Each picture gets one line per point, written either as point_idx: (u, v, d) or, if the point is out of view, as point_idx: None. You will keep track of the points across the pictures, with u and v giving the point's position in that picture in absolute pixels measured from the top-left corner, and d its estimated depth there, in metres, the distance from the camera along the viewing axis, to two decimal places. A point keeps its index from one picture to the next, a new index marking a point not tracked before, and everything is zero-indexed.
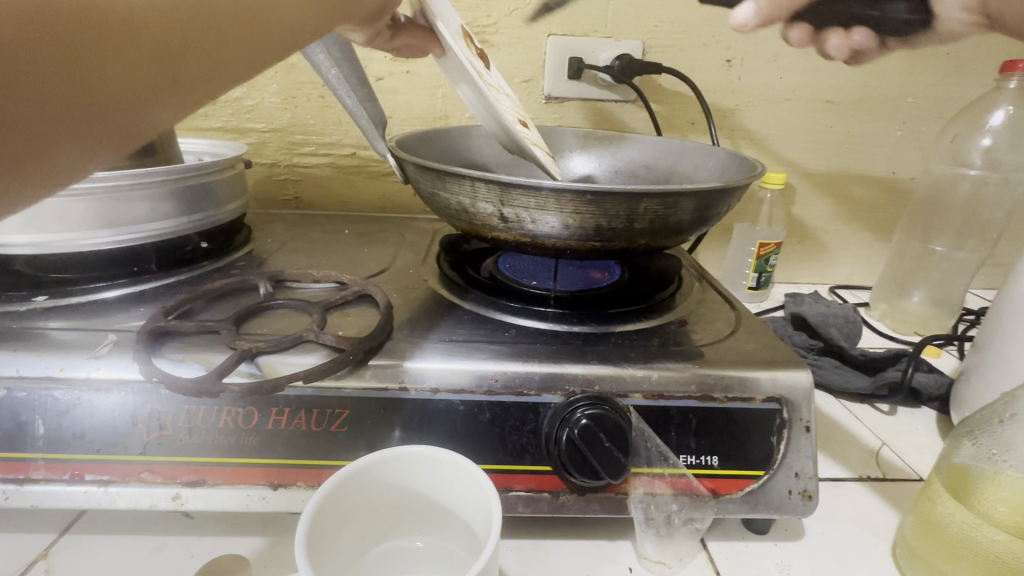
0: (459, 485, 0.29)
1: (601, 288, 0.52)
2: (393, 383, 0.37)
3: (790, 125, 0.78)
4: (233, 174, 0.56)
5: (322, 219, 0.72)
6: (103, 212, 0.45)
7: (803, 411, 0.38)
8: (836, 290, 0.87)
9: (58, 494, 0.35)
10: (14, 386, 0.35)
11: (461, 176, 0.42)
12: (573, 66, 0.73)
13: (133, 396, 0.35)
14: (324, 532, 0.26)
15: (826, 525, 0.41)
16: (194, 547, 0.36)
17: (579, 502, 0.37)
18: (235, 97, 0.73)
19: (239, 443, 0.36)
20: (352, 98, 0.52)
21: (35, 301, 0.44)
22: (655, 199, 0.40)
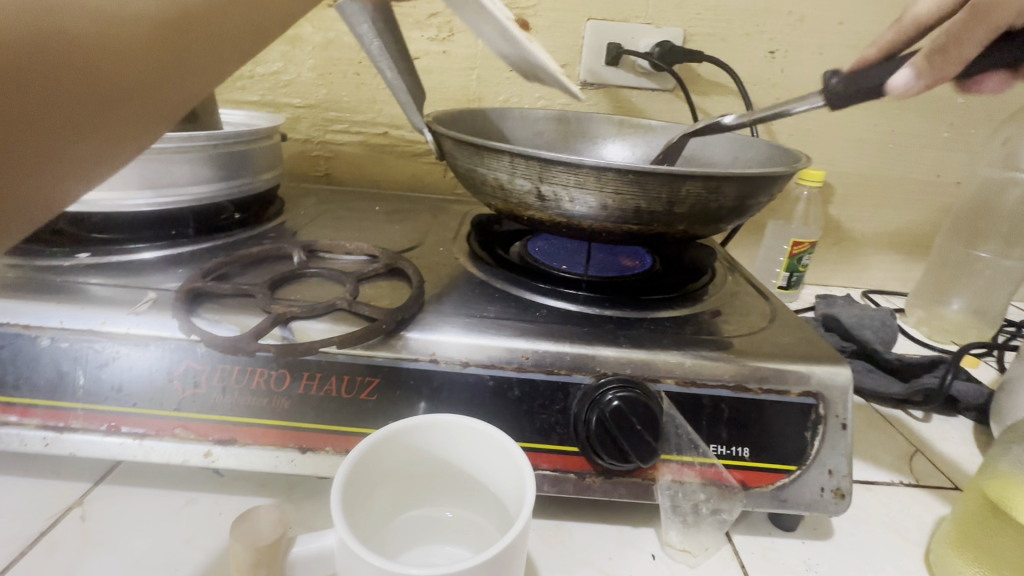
0: (490, 458, 0.28)
1: (632, 275, 0.51)
2: (424, 355, 0.37)
3: (832, 122, 0.76)
4: (270, 144, 0.56)
5: (352, 196, 0.73)
6: (145, 174, 0.46)
7: (840, 408, 0.37)
8: (870, 294, 0.85)
9: (95, 444, 0.36)
10: (58, 336, 0.36)
11: (500, 152, 0.41)
12: (610, 51, 0.72)
13: (170, 353, 0.36)
14: (359, 495, 0.26)
15: (856, 526, 0.40)
16: (223, 504, 0.37)
17: (605, 485, 0.37)
18: (272, 71, 0.74)
19: (270, 405, 0.36)
20: (392, 71, 0.51)
21: (78, 257, 0.45)
22: (698, 181, 0.39)
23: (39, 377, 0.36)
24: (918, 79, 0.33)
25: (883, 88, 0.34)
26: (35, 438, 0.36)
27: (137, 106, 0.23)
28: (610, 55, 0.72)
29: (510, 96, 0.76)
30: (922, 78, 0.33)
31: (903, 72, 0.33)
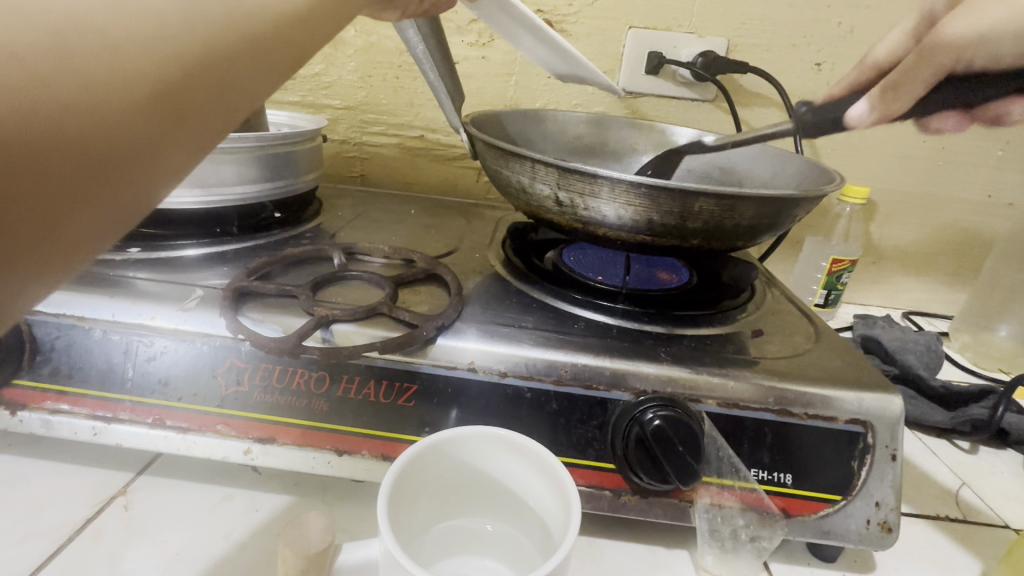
0: (537, 480, 0.28)
1: (669, 289, 0.50)
2: (461, 363, 0.37)
3: (878, 137, 0.74)
4: (313, 146, 0.57)
5: (387, 198, 0.73)
6: (195, 173, 0.47)
7: (888, 439, 0.36)
8: (910, 315, 0.82)
9: (141, 436, 0.37)
10: (109, 329, 0.37)
11: (523, 157, 0.42)
12: (651, 60, 0.71)
13: (215, 350, 0.37)
14: (403, 499, 0.26)
15: (899, 561, 0.39)
16: (259, 502, 0.38)
17: (641, 504, 0.36)
18: (314, 72, 0.75)
19: (309, 406, 0.37)
20: (435, 73, 0.52)
21: (129, 252, 0.47)
22: (713, 199, 0.38)
23: (91, 368, 0.37)
24: (870, 112, 0.39)
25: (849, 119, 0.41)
26: (85, 427, 0.37)
27: (145, 160, 0.18)
28: (651, 63, 0.72)
29: (547, 103, 0.75)
30: (874, 110, 0.39)
31: (861, 105, 0.40)
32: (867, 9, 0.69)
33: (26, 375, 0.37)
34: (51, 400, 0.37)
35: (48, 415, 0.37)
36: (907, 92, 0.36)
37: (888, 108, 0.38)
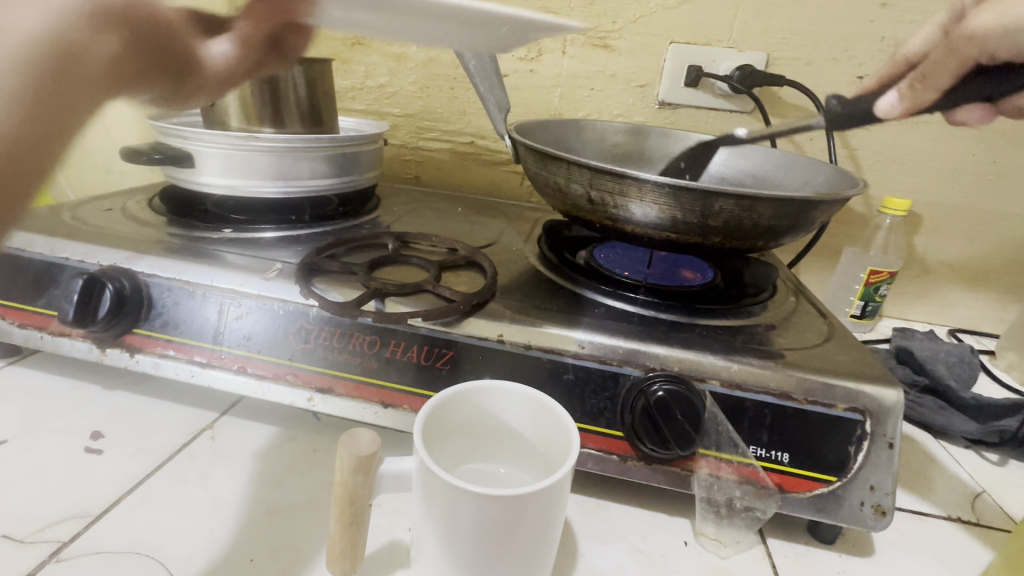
0: (546, 429, 0.33)
1: (692, 286, 0.54)
2: (491, 335, 0.42)
3: (922, 150, 0.74)
4: (376, 148, 0.65)
5: (438, 198, 0.81)
6: (278, 168, 0.56)
7: (888, 427, 0.38)
8: (956, 332, 0.80)
9: (227, 380, 0.45)
10: (208, 291, 0.46)
11: (560, 159, 0.47)
12: (690, 73, 0.75)
13: (290, 313, 0.44)
14: (435, 433, 0.32)
15: (899, 551, 0.40)
16: (316, 443, 0.44)
17: (645, 470, 0.40)
18: (379, 84, 0.84)
19: (362, 363, 0.43)
20: (485, 86, 0.57)
21: (223, 232, 0.56)
22: (732, 199, 0.42)
23: (193, 322, 0.45)
24: (899, 103, 0.36)
25: (871, 114, 0.37)
26: (185, 369, 0.45)
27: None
28: (690, 76, 0.75)
29: (589, 113, 0.80)
30: (903, 103, 0.36)
31: (888, 97, 0.36)
32: (911, 23, 0.70)
33: (143, 325, 0.46)
34: (160, 346, 0.46)
35: (157, 358, 0.46)
36: (935, 83, 0.34)
37: (925, 96, 0.35)
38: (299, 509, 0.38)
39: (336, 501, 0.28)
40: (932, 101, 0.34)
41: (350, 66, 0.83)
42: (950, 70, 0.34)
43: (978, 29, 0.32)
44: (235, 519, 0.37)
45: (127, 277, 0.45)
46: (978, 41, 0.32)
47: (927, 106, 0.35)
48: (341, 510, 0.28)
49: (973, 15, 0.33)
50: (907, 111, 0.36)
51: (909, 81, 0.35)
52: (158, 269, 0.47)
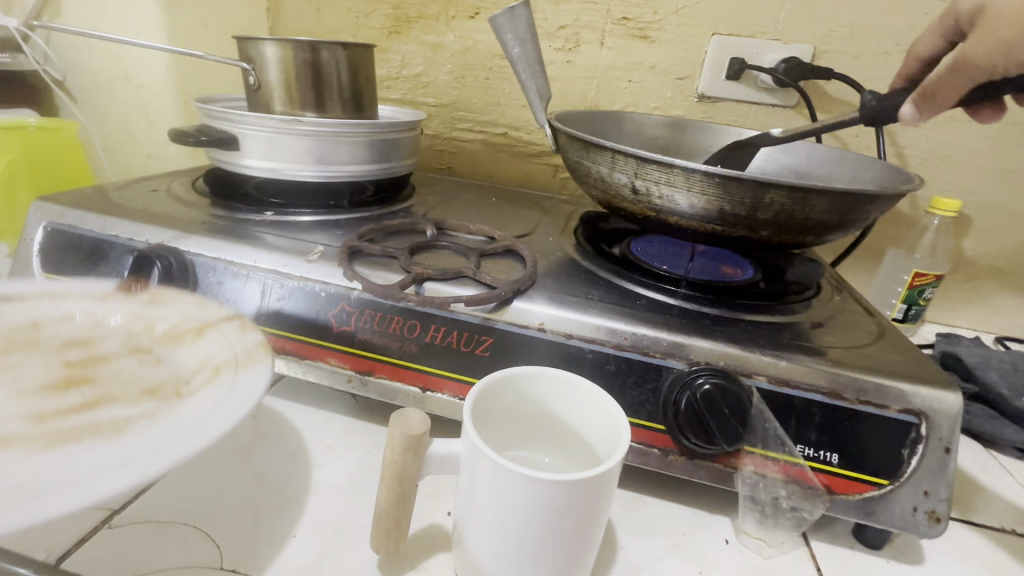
0: (593, 417, 0.32)
1: (734, 280, 0.52)
2: (533, 323, 0.42)
3: (975, 149, 0.71)
4: (413, 136, 0.65)
5: (471, 188, 0.81)
6: (319, 153, 0.56)
7: (944, 431, 0.37)
8: (1003, 340, 0.77)
9: (268, 359, 0.45)
10: (251, 272, 0.46)
11: (604, 148, 0.46)
12: (732, 65, 0.73)
13: (332, 295, 0.44)
14: (481, 416, 0.32)
15: (951, 560, 0.39)
16: (354, 426, 0.45)
17: (687, 465, 0.39)
18: (414, 73, 0.84)
19: (402, 348, 0.43)
20: (527, 73, 0.56)
21: (264, 215, 0.56)
22: (784, 191, 0.41)
23: (236, 301, 0.46)
24: (912, 113, 0.44)
25: (892, 118, 0.46)
26: None
27: None
28: (731, 68, 0.74)
29: (626, 105, 0.79)
30: (917, 111, 0.44)
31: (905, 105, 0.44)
32: None
33: None
34: None
35: None
36: (946, 96, 0.42)
37: (936, 107, 0.43)
38: (340, 489, 0.39)
39: (384, 479, 0.28)
40: (937, 112, 0.43)
41: (386, 55, 0.84)
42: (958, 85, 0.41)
43: (980, 55, 0.40)
44: (278, 496, 0.38)
45: (175, 256, 0.46)
46: (985, 60, 0.40)
47: (938, 112, 0.43)
48: (388, 488, 0.28)
49: (979, 35, 0.40)
50: (921, 116, 0.44)
51: (921, 93, 0.43)
52: (204, 249, 0.48)
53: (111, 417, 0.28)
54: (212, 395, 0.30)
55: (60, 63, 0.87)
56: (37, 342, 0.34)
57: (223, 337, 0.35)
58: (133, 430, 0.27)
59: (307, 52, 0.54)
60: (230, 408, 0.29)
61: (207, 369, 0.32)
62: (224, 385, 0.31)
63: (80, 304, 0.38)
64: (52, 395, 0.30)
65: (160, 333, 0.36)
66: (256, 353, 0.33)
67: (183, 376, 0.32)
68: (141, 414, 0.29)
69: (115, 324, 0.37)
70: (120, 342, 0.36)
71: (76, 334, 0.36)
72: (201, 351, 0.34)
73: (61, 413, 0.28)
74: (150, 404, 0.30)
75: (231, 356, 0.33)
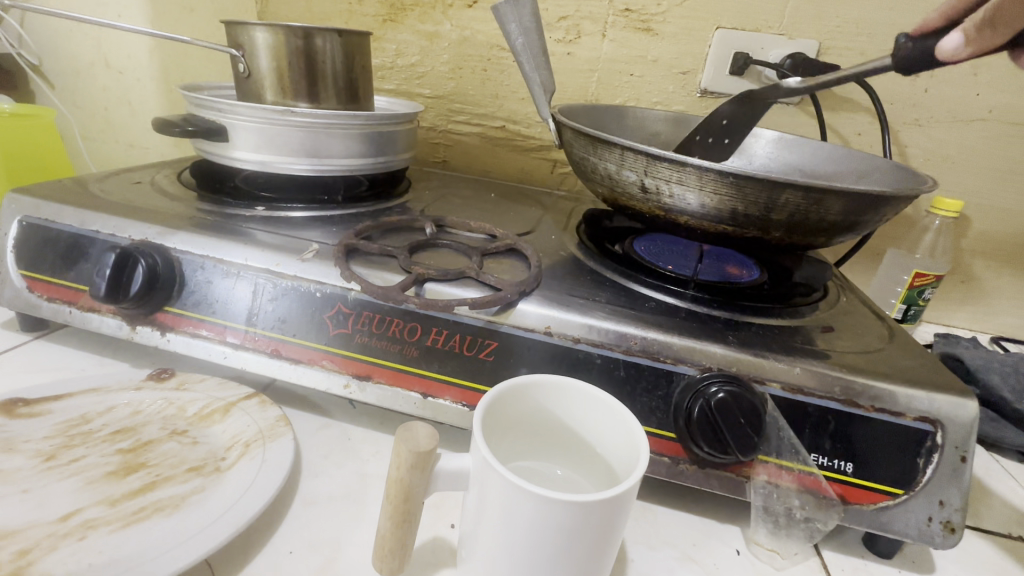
0: (609, 429, 0.31)
1: (741, 281, 0.51)
2: (539, 327, 0.40)
3: (977, 149, 0.70)
4: (410, 128, 0.63)
5: (468, 183, 0.79)
6: (312, 145, 0.54)
7: (960, 440, 0.36)
8: (1000, 340, 0.78)
9: (261, 363, 0.43)
10: (242, 270, 0.44)
11: (612, 144, 0.44)
12: (737, 60, 0.72)
13: (328, 296, 0.42)
14: (491, 429, 0.30)
15: (962, 570, 0.38)
16: (351, 432, 0.43)
17: (698, 474, 0.38)
18: (410, 63, 0.81)
19: (401, 351, 0.41)
20: (530, 65, 0.54)
21: (255, 210, 0.54)
22: (800, 191, 0.39)
23: (226, 302, 0.44)
24: (965, 46, 0.38)
25: (935, 54, 0.40)
26: (217, 351, 0.44)
27: None
28: (736, 64, 0.72)
29: (627, 100, 0.77)
30: (968, 45, 0.38)
31: (951, 36, 0.39)
32: None
33: (175, 303, 0.45)
34: (192, 325, 0.44)
35: (189, 337, 0.44)
36: (1005, 26, 0.37)
37: (988, 41, 0.38)
38: (337, 500, 0.37)
39: (390, 496, 0.27)
40: (993, 45, 0.38)
41: (380, 44, 0.81)
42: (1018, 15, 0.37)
43: None
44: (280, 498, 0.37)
45: (160, 253, 0.44)
46: None
47: (992, 46, 0.38)
48: (394, 506, 0.27)
49: None
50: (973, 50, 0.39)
51: (977, 22, 0.38)
52: (191, 246, 0.45)
53: (168, 496, 0.34)
54: (247, 469, 0.36)
55: (37, 48, 0.83)
56: (90, 434, 0.39)
57: (248, 415, 0.41)
58: (191, 505, 0.34)
59: (300, 39, 0.52)
60: (264, 483, 0.35)
61: (247, 448, 0.38)
62: (257, 459, 0.37)
63: (117, 395, 0.42)
64: (115, 483, 0.35)
65: (191, 415, 0.41)
66: (277, 428, 0.40)
67: (218, 454, 0.38)
68: (192, 491, 0.35)
69: (151, 410, 0.41)
70: (158, 426, 0.40)
71: (120, 423, 0.40)
72: (229, 429, 0.40)
73: (126, 498, 0.34)
74: (200, 482, 0.36)
75: (257, 432, 0.39)
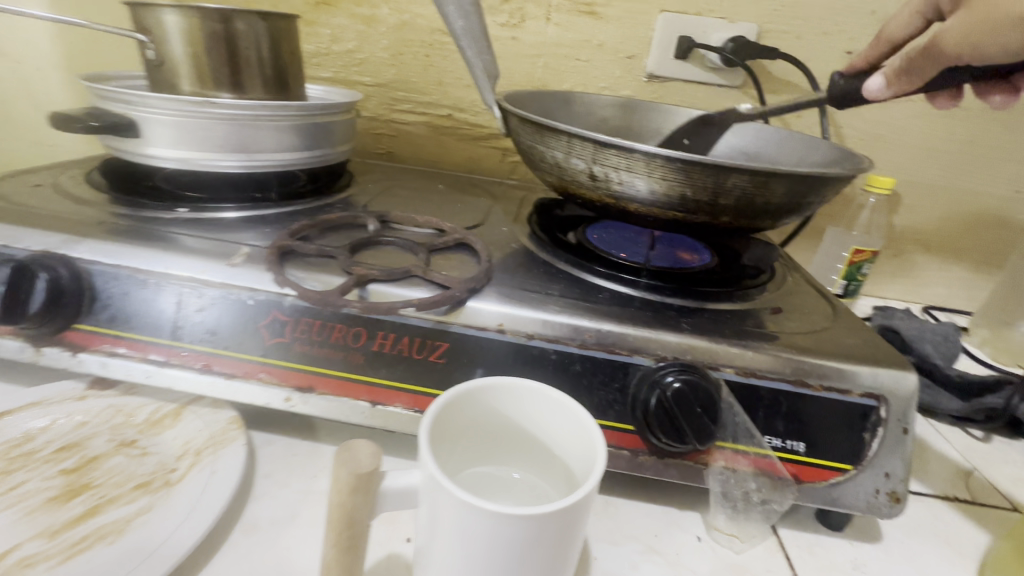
0: (564, 430, 0.30)
1: (692, 266, 0.51)
2: (491, 325, 0.39)
3: (907, 129, 0.74)
4: (348, 119, 0.59)
5: (415, 175, 0.75)
6: (239, 139, 0.49)
7: (902, 413, 0.37)
8: (930, 309, 0.83)
9: (190, 380, 0.39)
10: (162, 280, 0.40)
11: (559, 131, 0.43)
12: (681, 44, 0.72)
13: (260, 304, 0.39)
14: (439, 441, 0.28)
15: (906, 535, 0.40)
16: (295, 448, 0.40)
17: (657, 465, 0.38)
18: (347, 49, 0.76)
19: (346, 358, 0.39)
20: (472, 50, 0.52)
21: (176, 212, 0.49)
22: (746, 175, 0.39)
23: (144, 315, 0.40)
24: (886, 88, 0.42)
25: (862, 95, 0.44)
26: (138, 370, 0.40)
27: None
28: (680, 47, 0.72)
29: (575, 85, 0.76)
30: (889, 87, 0.42)
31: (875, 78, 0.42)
32: None
33: (85, 320, 0.40)
34: (108, 343, 0.40)
35: (105, 357, 0.40)
36: (917, 74, 0.40)
37: (906, 86, 0.41)
38: (281, 525, 0.35)
39: (331, 523, 0.25)
40: (907, 91, 0.41)
41: (312, 28, 0.76)
42: (930, 66, 0.39)
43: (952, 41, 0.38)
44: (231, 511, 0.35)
45: (63, 265, 0.39)
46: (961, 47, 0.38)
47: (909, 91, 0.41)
48: (336, 534, 0.25)
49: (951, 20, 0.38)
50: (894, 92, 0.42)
51: (894, 69, 0.41)
52: (101, 255, 0.41)
53: (112, 520, 0.33)
54: (196, 483, 0.35)
55: None
56: (32, 455, 0.37)
57: (200, 419, 0.40)
58: (137, 526, 0.32)
59: (218, 23, 0.47)
60: (211, 501, 0.34)
61: (196, 458, 0.37)
62: (205, 471, 0.36)
63: (57, 406, 0.40)
64: (56, 511, 0.33)
65: (140, 423, 0.40)
66: (229, 432, 0.39)
67: (168, 466, 0.36)
68: (138, 513, 0.33)
69: (94, 422, 0.39)
70: (105, 439, 0.38)
71: (64, 439, 0.38)
72: (180, 435, 0.39)
73: (67, 527, 0.32)
74: (147, 500, 0.34)
75: (209, 438, 0.38)
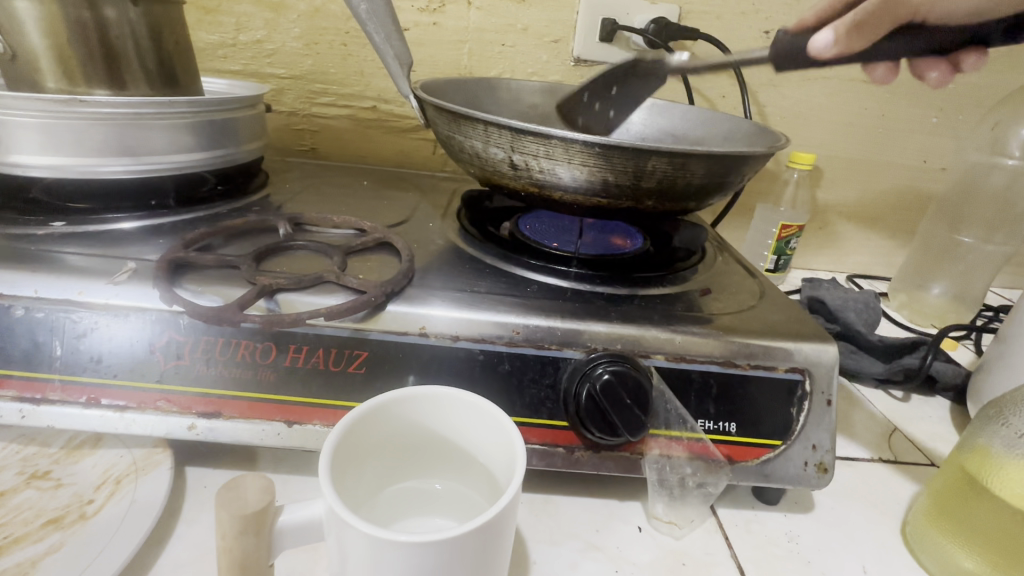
0: (486, 437, 0.28)
1: (624, 252, 0.50)
2: (413, 328, 0.36)
3: (824, 105, 0.76)
4: (254, 114, 0.54)
5: (340, 171, 0.71)
6: (124, 141, 0.44)
7: (825, 385, 0.38)
8: (853, 277, 0.87)
9: (74, 417, 0.35)
10: (32, 306, 0.35)
11: (474, 119, 0.41)
12: (605, 27, 0.71)
13: (151, 324, 0.35)
14: (349, 462, 0.26)
15: (837, 501, 0.41)
16: (208, 478, 0.37)
17: (593, 459, 0.37)
18: (255, 39, 0.71)
19: (256, 377, 0.36)
20: (381, 35, 0.49)
21: (53, 227, 0.44)
22: (665, 157, 0.38)
23: (14, 347, 0.35)
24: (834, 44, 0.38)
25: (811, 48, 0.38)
26: (11, 410, 0.35)
27: None
28: (605, 30, 0.71)
29: (502, 72, 0.74)
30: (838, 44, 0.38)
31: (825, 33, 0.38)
32: None
33: None
34: None
35: None
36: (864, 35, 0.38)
37: (852, 44, 0.38)
38: (191, 566, 0.32)
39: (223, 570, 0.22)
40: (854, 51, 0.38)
41: (214, 17, 0.69)
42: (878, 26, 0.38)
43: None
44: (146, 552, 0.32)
45: None
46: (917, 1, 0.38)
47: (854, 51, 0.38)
48: None
49: None
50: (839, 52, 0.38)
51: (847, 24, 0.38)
52: None
53: (15, 563, 0.29)
54: (117, 515, 0.32)
55: None
56: None
57: (120, 447, 0.36)
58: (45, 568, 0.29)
59: (84, 10, 0.42)
60: (130, 536, 0.31)
61: (116, 489, 0.33)
62: (127, 500, 0.33)
63: None
64: None
65: (57, 452, 0.36)
66: (155, 457, 0.36)
67: (84, 498, 0.33)
68: (48, 552, 0.29)
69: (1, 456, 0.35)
70: (13, 472, 0.34)
71: None
72: (100, 464, 0.35)
73: None
74: (59, 537, 0.30)
75: (131, 465, 0.35)
